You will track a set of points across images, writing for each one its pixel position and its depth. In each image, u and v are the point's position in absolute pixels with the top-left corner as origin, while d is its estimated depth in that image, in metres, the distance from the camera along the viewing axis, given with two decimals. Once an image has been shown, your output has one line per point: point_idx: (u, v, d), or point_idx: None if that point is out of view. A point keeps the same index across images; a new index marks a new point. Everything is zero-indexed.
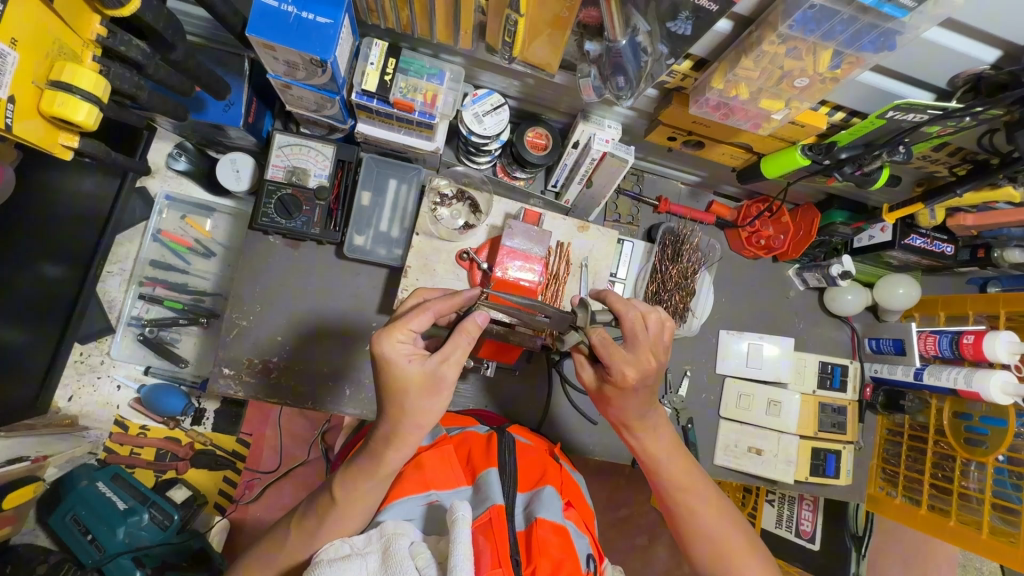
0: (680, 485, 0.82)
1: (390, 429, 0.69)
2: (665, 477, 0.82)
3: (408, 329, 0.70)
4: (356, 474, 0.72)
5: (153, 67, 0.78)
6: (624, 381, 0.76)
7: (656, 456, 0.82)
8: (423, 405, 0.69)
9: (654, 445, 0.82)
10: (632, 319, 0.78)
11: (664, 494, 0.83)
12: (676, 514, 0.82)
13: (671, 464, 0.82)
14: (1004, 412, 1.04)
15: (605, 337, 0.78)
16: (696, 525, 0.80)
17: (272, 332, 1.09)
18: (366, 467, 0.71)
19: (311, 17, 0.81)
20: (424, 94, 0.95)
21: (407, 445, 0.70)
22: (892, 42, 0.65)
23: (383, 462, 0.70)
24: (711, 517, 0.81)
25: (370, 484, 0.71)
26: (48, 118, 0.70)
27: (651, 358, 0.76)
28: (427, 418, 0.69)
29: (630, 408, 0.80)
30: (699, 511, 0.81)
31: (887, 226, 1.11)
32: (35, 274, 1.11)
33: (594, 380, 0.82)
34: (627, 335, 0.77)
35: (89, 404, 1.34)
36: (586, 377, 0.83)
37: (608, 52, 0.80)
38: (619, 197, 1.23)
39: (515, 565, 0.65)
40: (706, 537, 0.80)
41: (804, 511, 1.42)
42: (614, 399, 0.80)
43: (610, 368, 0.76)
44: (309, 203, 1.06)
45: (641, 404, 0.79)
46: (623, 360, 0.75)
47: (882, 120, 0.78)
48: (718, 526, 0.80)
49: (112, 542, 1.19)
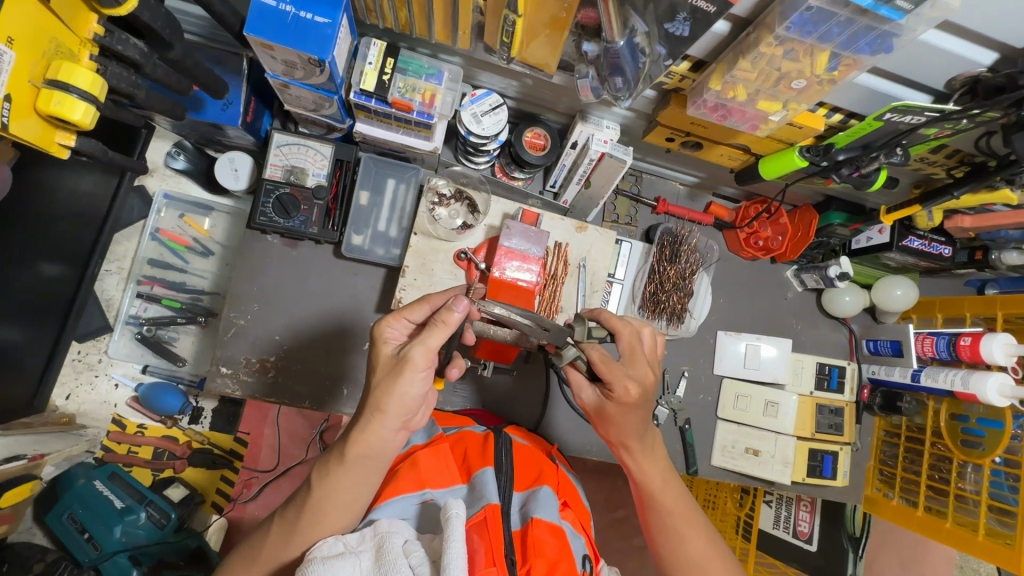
0: (672, 512, 0.82)
1: (361, 414, 0.71)
2: (659, 502, 0.82)
3: (402, 317, 0.75)
4: (328, 462, 0.72)
5: (151, 66, 0.78)
6: (628, 399, 0.77)
7: (649, 481, 0.82)
8: (387, 387, 0.70)
9: (649, 470, 0.82)
10: (628, 335, 0.82)
11: (653, 517, 0.83)
12: (661, 538, 0.82)
13: (664, 490, 0.82)
14: (1002, 414, 1.04)
15: (604, 355, 0.78)
16: (681, 551, 0.80)
17: (270, 331, 1.09)
18: (336, 453, 0.72)
19: (309, 16, 0.81)
20: (422, 94, 0.95)
21: (371, 430, 0.70)
22: (889, 45, 0.65)
23: (349, 445, 0.71)
24: (701, 545, 0.81)
25: (340, 473, 0.71)
26: (44, 117, 0.70)
27: (649, 371, 0.79)
28: (390, 401, 0.69)
29: (624, 429, 0.81)
30: (687, 539, 0.81)
31: (885, 228, 1.11)
32: (32, 272, 1.10)
33: (594, 401, 0.82)
34: (625, 350, 0.81)
35: (86, 403, 1.34)
36: (586, 399, 0.83)
37: (606, 53, 0.80)
38: (618, 198, 1.23)
39: (509, 565, 0.66)
40: (690, 564, 0.80)
41: (802, 512, 1.44)
42: (615, 418, 0.80)
43: (612, 386, 0.77)
44: (307, 203, 1.06)
45: (638, 424, 0.79)
46: (624, 375, 0.77)
47: (879, 122, 0.79)
48: (706, 555, 0.80)
49: (109, 540, 1.20)
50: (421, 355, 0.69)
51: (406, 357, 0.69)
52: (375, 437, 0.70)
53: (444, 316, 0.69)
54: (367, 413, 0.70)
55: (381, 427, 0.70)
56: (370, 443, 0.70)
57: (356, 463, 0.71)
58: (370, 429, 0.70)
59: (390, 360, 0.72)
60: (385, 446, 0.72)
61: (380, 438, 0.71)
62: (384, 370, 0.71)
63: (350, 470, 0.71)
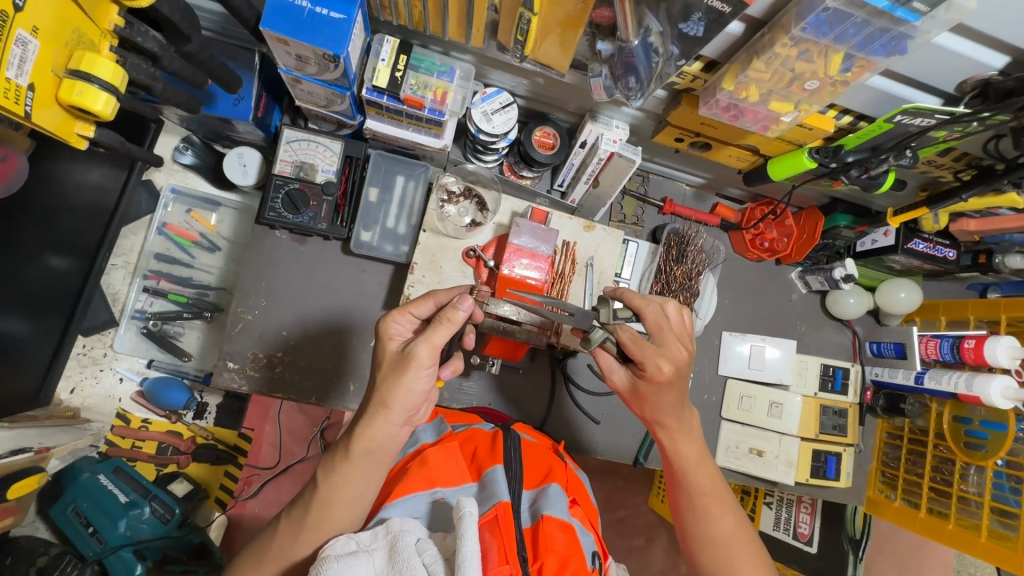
0: (704, 492, 0.82)
1: (366, 408, 0.72)
2: (691, 480, 0.83)
3: (407, 313, 0.77)
4: (334, 458, 0.73)
5: (168, 59, 0.78)
6: (660, 377, 0.76)
7: (684, 458, 0.83)
8: (392, 382, 0.70)
9: (684, 448, 0.82)
10: (654, 313, 0.80)
11: (683, 496, 0.83)
12: (690, 518, 0.83)
13: (698, 469, 0.83)
14: (1005, 416, 1.05)
15: (634, 335, 0.78)
16: (708, 531, 0.81)
17: (277, 327, 1.09)
18: (342, 449, 0.72)
19: (325, 12, 0.81)
20: (434, 91, 0.95)
21: (376, 425, 0.71)
22: (904, 46, 0.66)
23: (354, 440, 0.71)
24: (728, 527, 0.81)
25: (347, 468, 0.71)
26: (66, 107, 0.70)
27: (681, 349, 0.78)
28: (395, 397, 0.70)
29: (660, 409, 0.80)
30: (715, 520, 0.81)
31: (890, 231, 1.12)
32: (40, 266, 1.10)
33: (626, 382, 0.82)
34: (652, 328, 0.79)
35: (91, 397, 1.33)
36: (618, 380, 0.83)
37: (620, 52, 0.81)
38: (625, 197, 1.23)
39: (522, 562, 0.66)
40: (716, 544, 0.81)
41: (802, 513, 1.42)
42: (650, 398, 0.80)
43: (644, 365, 0.76)
44: (316, 199, 1.06)
45: (676, 402, 0.79)
46: (656, 354, 0.76)
47: (890, 124, 0.79)
48: (734, 538, 0.81)
49: (113, 534, 1.20)
50: (426, 352, 0.70)
51: (411, 354, 0.70)
52: (380, 432, 0.71)
53: (448, 313, 0.70)
54: (373, 409, 0.71)
55: (387, 422, 0.71)
56: (376, 438, 0.71)
57: (361, 459, 0.72)
58: (375, 425, 0.71)
59: (395, 358, 0.72)
60: (391, 439, 0.72)
61: (387, 433, 0.71)
62: (389, 367, 0.72)
63: (356, 466, 0.72)
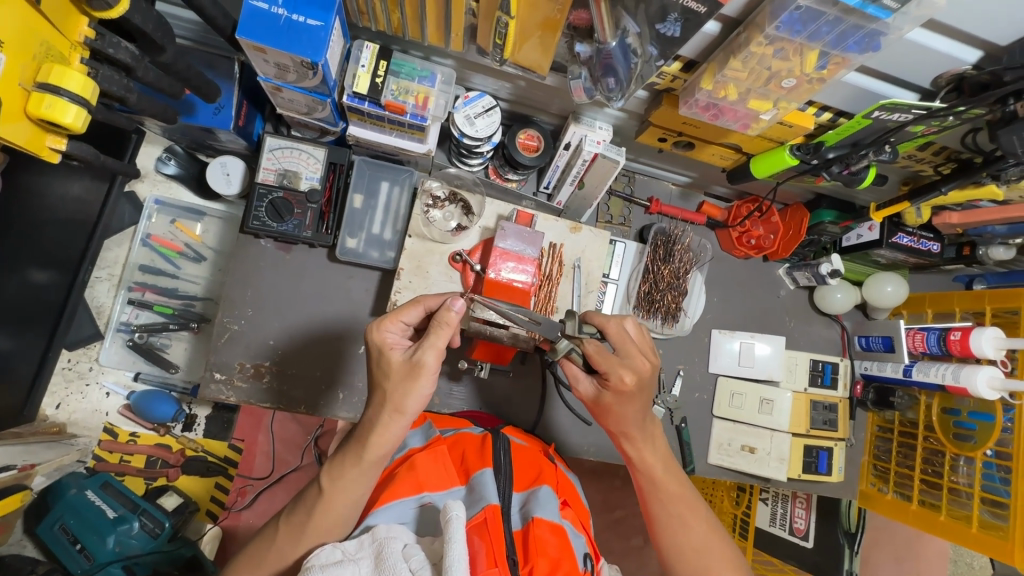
0: (676, 500, 0.82)
1: (374, 413, 0.72)
2: (660, 488, 0.83)
3: (398, 321, 0.76)
4: (341, 463, 0.72)
5: (142, 69, 0.77)
6: (624, 387, 0.77)
7: (651, 468, 0.83)
8: (405, 391, 0.70)
9: (649, 456, 0.83)
10: (617, 330, 0.80)
11: (656, 507, 0.83)
12: (665, 530, 0.82)
13: (666, 477, 0.83)
14: (992, 407, 1.06)
15: (599, 346, 0.80)
16: (686, 540, 0.81)
17: (264, 336, 1.08)
18: (352, 454, 0.72)
19: (301, 19, 0.80)
20: (415, 96, 0.95)
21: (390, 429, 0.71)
22: (877, 43, 0.66)
23: (365, 448, 0.71)
24: (702, 533, 0.81)
25: (356, 473, 0.71)
26: (36, 120, 0.69)
27: (645, 360, 0.78)
28: (410, 402, 0.71)
29: (624, 420, 0.81)
30: (691, 528, 0.81)
31: (874, 225, 1.13)
32: (21, 280, 1.09)
33: (591, 392, 0.83)
34: (614, 342, 0.80)
35: (77, 411, 1.32)
36: (584, 390, 0.84)
37: (599, 53, 0.81)
38: (611, 198, 1.23)
39: (512, 565, 0.66)
40: (692, 553, 0.80)
41: (798, 509, 1.43)
42: (614, 408, 0.80)
43: (608, 375, 0.77)
44: (301, 206, 1.06)
45: (638, 412, 0.80)
46: (619, 364, 0.77)
47: (868, 120, 0.80)
48: (706, 540, 0.81)
49: (102, 550, 1.17)
50: (433, 358, 0.70)
51: (421, 362, 0.70)
52: (393, 437, 0.72)
53: (445, 316, 0.71)
54: (386, 414, 0.71)
55: (399, 426, 0.71)
56: (388, 442, 0.72)
57: (374, 465, 0.72)
58: (390, 430, 0.71)
59: (403, 366, 0.71)
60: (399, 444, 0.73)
61: (397, 437, 0.72)
62: (398, 375, 0.71)
63: (367, 471, 0.72)
